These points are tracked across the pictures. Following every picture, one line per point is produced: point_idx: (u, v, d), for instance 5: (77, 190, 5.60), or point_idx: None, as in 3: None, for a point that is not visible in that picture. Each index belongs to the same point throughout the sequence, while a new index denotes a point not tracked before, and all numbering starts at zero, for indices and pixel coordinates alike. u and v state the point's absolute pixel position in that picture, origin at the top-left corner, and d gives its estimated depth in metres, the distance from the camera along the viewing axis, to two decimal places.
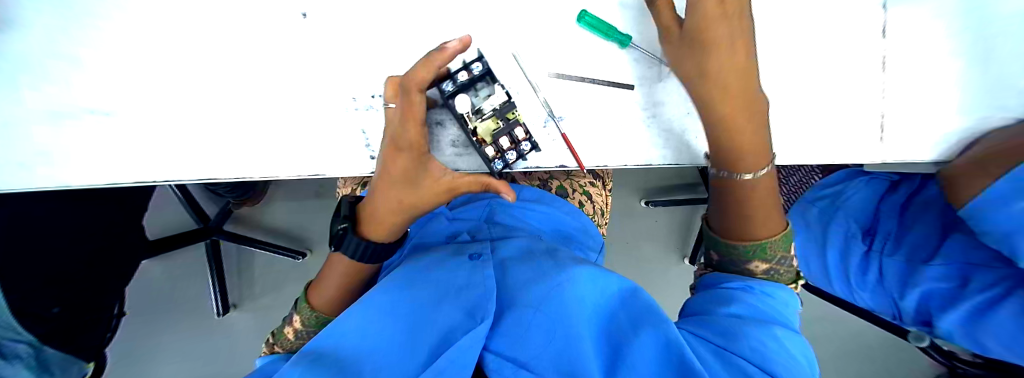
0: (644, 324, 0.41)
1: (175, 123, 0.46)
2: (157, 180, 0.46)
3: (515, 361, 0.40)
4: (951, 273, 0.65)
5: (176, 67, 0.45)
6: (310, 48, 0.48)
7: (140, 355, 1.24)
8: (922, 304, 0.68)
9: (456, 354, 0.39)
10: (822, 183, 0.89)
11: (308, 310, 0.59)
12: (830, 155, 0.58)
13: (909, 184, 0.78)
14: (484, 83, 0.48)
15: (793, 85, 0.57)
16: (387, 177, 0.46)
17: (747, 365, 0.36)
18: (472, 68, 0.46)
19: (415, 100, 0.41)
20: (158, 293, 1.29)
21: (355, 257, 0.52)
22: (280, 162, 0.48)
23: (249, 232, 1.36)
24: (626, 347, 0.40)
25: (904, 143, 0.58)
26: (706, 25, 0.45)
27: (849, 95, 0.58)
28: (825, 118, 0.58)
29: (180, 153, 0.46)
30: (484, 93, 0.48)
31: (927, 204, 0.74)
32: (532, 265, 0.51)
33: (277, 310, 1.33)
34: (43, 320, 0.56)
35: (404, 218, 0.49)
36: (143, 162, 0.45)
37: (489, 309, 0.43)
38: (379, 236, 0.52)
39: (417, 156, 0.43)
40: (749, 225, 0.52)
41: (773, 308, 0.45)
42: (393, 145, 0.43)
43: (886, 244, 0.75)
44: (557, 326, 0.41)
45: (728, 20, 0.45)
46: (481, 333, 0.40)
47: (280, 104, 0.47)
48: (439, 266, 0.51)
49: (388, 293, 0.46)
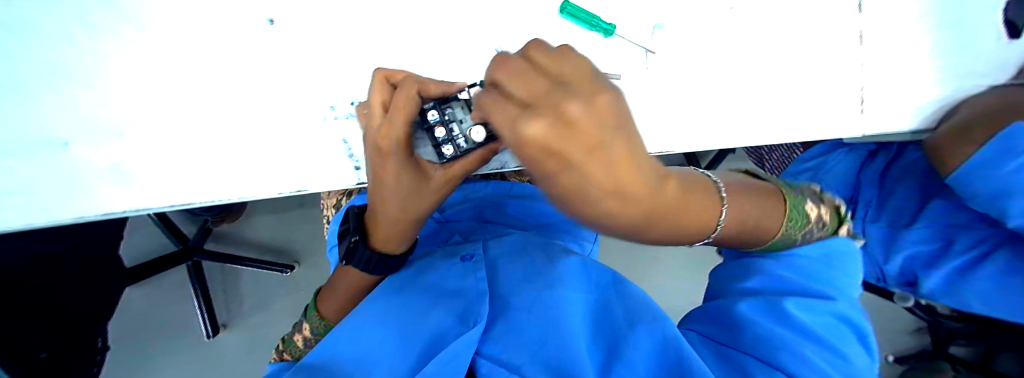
0: (640, 320, 0.41)
1: (135, 146, 0.42)
2: (127, 211, 0.43)
3: (509, 366, 0.38)
4: (933, 235, 0.68)
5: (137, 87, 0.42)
6: (278, 56, 0.45)
7: None
8: (908, 267, 0.71)
9: (447, 356, 0.38)
10: (800, 157, 0.89)
11: (316, 318, 0.57)
12: (817, 131, 0.58)
13: (886, 152, 0.79)
14: (452, 107, 0.40)
15: (776, 64, 0.58)
16: (382, 182, 0.42)
17: (749, 361, 0.35)
18: (431, 121, 0.39)
19: (405, 97, 0.36)
20: (141, 320, 1.23)
21: (361, 267, 0.49)
22: (256, 179, 0.45)
23: (232, 249, 1.31)
24: (625, 342, 0.39)
25: (884, 114, 0.59)
26: (574, 189, 0.20)
27: (831, 70, 0.58)
28: (809, 94, 0.58)
29: (143, 178, 0.43)
30: (462, 112, 0.40)
31: (907, 171, 0.75)
32: (522, 263, 0.50)
33: (271, 327, 1.29)
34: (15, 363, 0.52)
35: (410, 224, 0.46)
36: (109, 194, 0.42)
37: (482, 313, 0.42)
38: (391, 248, 0.49)
39: (406, 155, 0.40)
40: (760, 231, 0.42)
41: (812, 266, 0.40)
42: (378, 148, 0.39)
43: (869, 211, 0.77)
44: (549, 325, 0.40)
45: (602, 160, 0.19)
46: (472, 336, 0.39)
47: (249, 117, 0.44)
48: (430, 273, 0.50)
49: (381, 305, 0.45)
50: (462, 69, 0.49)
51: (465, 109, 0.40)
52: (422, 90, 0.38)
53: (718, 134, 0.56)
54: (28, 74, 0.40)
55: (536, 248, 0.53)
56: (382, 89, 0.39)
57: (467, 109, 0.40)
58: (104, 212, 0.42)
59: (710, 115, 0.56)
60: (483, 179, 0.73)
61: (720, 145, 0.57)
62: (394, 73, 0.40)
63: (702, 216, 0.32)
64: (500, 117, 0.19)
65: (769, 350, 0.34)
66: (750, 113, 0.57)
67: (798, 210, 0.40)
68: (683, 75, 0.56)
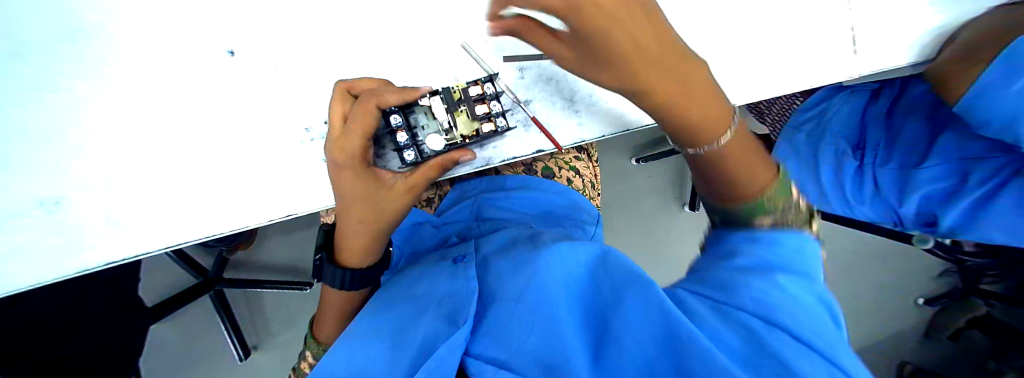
0: (629, 290, 0.35)
1: (120, 194, 0.43)
2: (127, 257, 0.44)
3: (496, 362, 0.35)
4: (950, 169, 0.64)
5: (105, 133, 0.43)
6: (243, 84, 0.45)
7: None
8: (925, 208, 0.68)
9: (441, 357, 0.36)
10: (803, 107, 0.89)
11: (314, 344, 0.57)
12: (809, 80, 0.56)
13: (891, 89, 0.78)
14: (415, 113, 0.45)
15: (761, 14, 0.55)
16: (341, 195, 0.44)
17: (749, 317, 0.30)
18: (395, 125, 0.43)
19: (366, 111, 0.40)
20: (174, 353, 1.27)
21: (343, 287, 0.50)
22: (243, 210, 0.46)
23: (248, 273, 1.34)
24: (612, 320, 0.34)
25: (878, 53, 0.57)
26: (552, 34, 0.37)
27: (816, 13, 0.56)
28: (797, 42, 0.56)
29: (133, 226, 0.43)
30: (424, 117, 0.45)
31: (913, 106, 0.73)
32: (510, 259, 0.48)
33: (295, 344, 1.33)
34: None
35: (375, 238, 0.48)
36: (91, 247, 0.43)
37: (470, 312, 0.41)
38: (358, 262, 0.50)
39: (362, 168, 0.42)
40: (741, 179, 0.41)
41: (785, 256, 0.35)
42: (337, 164, 0.42)
43: (878, 155, 0.74)
44: (538, 314, 0.37)
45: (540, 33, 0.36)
46: (457, 341, 0.37)
47: (226, 150, 0.45)
48: (421, 284, 0.51)
49: (369, 323, 0.46)
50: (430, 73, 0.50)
51: (427, 114, 0.45)
52: (380, 103, 0.41)
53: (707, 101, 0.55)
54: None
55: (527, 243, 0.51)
56: (343, 101, 0.42)
57: (430, 115, 0.45)
58: (105, 262, 0.43)
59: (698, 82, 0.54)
60: (477, 176, 0.74)
61: None
62: (360, 83, 0.43)
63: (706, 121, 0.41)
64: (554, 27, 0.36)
65: (762, 305, 0.30)
66: (739, 77, 0.55)
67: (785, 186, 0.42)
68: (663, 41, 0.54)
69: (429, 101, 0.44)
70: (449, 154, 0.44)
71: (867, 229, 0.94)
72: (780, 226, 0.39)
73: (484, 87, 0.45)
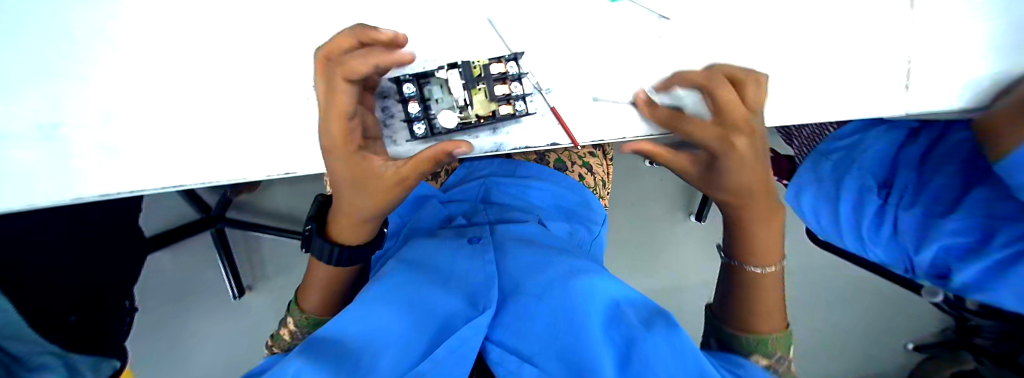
0: (658, 323, 0.40)
1: (139, 128, 0.45)
2: (135, 192, 0.45)
3: (519, 354, 0.41)
4: (973, 226, 0.60)
5: (134, 65, 0.44)
6: (259, 34, 0.45)
7: (170, 353, 1.27)
8: (940, 258, 0.65)
9: (463, 338, 0.40)
10: (839, 133, 0.80)
11: (298, 312, 0.55)
12: (854, 109, 0.52)
13: (930, 131, 0.71)
14: (430, 84, 0.42)
15: (812, 31, 0.51)
16: (333, 180, 0.42)
17: None
18: (408, 94, 0.40)
19: (337, 89, 0.37)
20: (173, 284, 1.30)
21: (332, 263, 0.50)
22: (246, 162, 0.46)
23: (251, 217, 1.35)
24: (636, 338, 0.38)
25: (935, 90, 0.52)
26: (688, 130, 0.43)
27: (874, 38, 0.52)
28: (848, 67, 0.52)
29: (146, 163, 0.45)
30: (439, 90, 0.42)
31: (949, 154, 0.66)
32: (538, 255, 0.52)
33: (289, 291, 1.35)
34: (59, 327, 0.62)
35: (372, 221, 0.46)
36: (104, 176, 0.45)
37: (492, 299, 0.45)
38: (351, 239, 0.49)
39: (347, 154, 0.39)
40: (754, 316, 0.49)
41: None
42: (325, 148, 0.40)
43: (904, 197, 0.69)
44: (559, 317, 0.42)
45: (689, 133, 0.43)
46: (482, 323, 0.42)
47: (236, 99, 0.45)
48: (446, 253, 0.54)
49: (380, 288, 0.45)
50: (450, 44, 0.47)
51: (442, 87, 0.42)
52: (347, 73, 0.36)
53: None
54: (27, 68, 0.43)
55: (552, 247, 0.56)
56: (324, 70, 0.37)
57: (444, 88, 0.42)
58: (117, 193, 0.45)
59: None
60: (488, 157, 0.75)
61: None
62: (338, 43, 0.37)
63: (760, 252, 0.49)
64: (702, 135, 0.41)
65: None
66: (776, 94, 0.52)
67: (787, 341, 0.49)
68: (700, 43, 0.50)
69: (446, 74, 0.40)
70: (436, 150, 0.39)
71: (876, 270, 0.92)
72: (771, 369, 0.46)
73: (507, 66, 0.41)
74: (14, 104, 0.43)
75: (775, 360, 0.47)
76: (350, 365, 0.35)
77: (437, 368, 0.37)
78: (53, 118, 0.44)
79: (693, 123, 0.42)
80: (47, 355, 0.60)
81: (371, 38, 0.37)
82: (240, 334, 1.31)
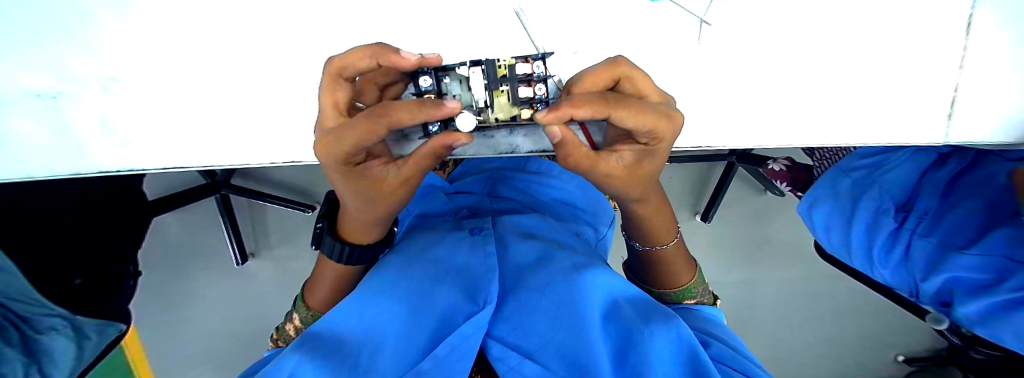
0: (655, 318, 0.42)
1: (147, 105, 0.44)
2: (146, 168, 0.46)
3: (520, 350, 0.40)
4: (988, 264, 0.55)
5: (137, 36, 0.42)
6: (268, 13, 0.42)
7: (173, 315, 1.30)
8: (946, 286, 0.60)
9: (457, 342, 0.39)
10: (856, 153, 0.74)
11: (304, 308, 0.55)
12: (890, 135, 0.50)
13: (960, 158, 0.63)
14: (449, 78, 0.38)
15: (857, 47, 0.48)
16: (340, 190, 0.40)
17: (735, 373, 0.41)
18: (426, 89, 0.37)
19: (374, 130, 0.32)
20: (176, 249, 1.31)
21: (342, 261, 0.49)
22: (254, 147, 0.46)
23: (257, 186, 1.35)
24: (639, 338, 0.39)
25: (983, 121, 0.49)
26: (639, 126, 0.35)
27: (928, 60, 0.48)
28: (892, 88, 0.48)
29: (158, 142, 0.45)
30: (458, 86, 0.38)
31: (975, 187, 0.59)
32: (540, 253, 0.51)
33: (292, 261, 1.36)
34: (65, 290, 0.64)
35: (380, 222, 0.45)
36: (118, 152, 0.45)
37: (490, 294, 0.44)
38: (365, 239, 0.49)
39: (350, 168, 0.36)
40: (675, 271, 0.61)
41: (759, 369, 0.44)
42: (325, 165, 0.36)
43: (921, 224, 0.63)
44: (563, 310, 0.42)
45: (640, 128, 0.35)
46: (482, 319, 0.41)
47: (242, 81, 0.44)
48: (444, 243, 0.52)
49: (383, 282, 0.45)
50: (472, 37, 0.45)
51: (462, 82, 0.38)
52: (392, 125, 0.32)
53: (769, 131, 0.49)
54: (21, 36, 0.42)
55: (558, 242, 0.55)
56: (338, 87, 0.34)
57: (466, 86, 0.38)
58: (126, 168, 0.46)
59: (767, 109, 0.49)
60: None
61: (768, 143, 0.50)
62: (353, 62, 0.33)
63: (657, 231, 0.57)
64: (660, 121, 0.35)
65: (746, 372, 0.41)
66: (813, 110, 0.49)
67: (700, 276, 0.62)
68: (738, 53, 0.47)
69: (468, 71, 0.36)
70: (445, 141, 0.34)
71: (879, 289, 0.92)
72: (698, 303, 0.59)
73: (534, 66, 0.37)
74: (13, 73, 0.43)
75: (697, 295, 0.61)
76: (351, 363, 0.36)
77: (440, 366, 0.38)
78: (60, 87, 0.43)
79: (629, 106, 0.33)
80: (53, 317, 0.64)
81: (393, 62, 0.33)
82: (240, 300, 1.33)
